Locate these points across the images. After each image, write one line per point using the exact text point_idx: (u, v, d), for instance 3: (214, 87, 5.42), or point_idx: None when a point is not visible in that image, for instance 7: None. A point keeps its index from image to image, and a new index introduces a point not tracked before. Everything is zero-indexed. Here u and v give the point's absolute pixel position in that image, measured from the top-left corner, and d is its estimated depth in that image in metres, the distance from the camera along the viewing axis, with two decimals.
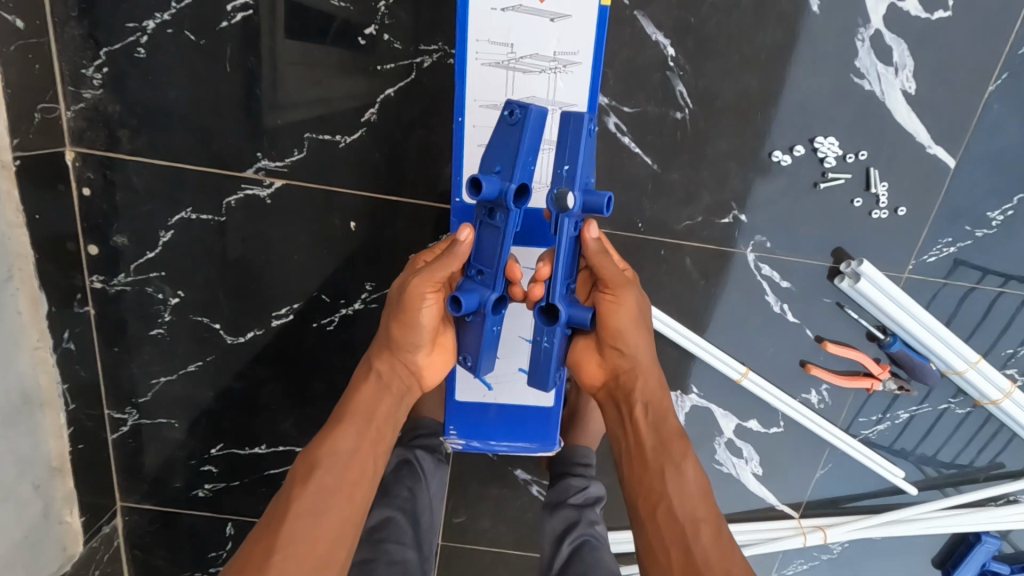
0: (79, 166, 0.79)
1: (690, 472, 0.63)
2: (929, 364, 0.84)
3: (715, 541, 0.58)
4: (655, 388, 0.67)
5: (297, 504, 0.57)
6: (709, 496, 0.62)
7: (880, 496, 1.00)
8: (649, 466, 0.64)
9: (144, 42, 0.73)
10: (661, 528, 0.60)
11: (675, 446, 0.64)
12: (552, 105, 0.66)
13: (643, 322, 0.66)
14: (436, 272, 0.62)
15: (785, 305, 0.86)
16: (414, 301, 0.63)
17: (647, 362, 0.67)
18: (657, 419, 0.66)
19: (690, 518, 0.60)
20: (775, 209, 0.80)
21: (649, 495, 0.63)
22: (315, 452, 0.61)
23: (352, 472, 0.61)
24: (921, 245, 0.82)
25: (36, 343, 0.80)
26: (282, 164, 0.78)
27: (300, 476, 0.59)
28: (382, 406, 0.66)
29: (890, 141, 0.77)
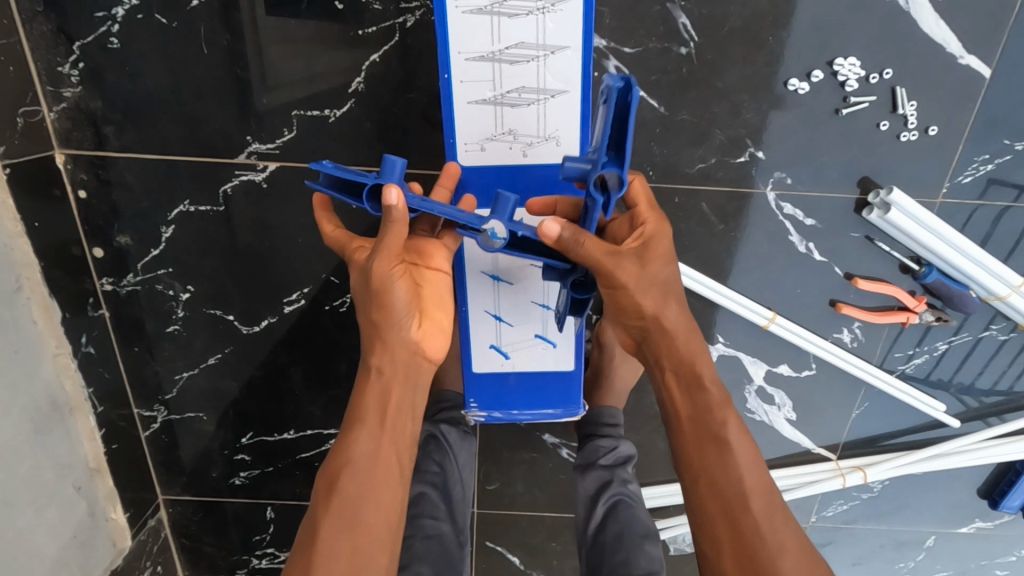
0: (71, 168, 0.77)
1: (735, 440, 0.58)
2: (968, 292, 0.80)
3: (767, 512, 0.56)
4: (688, 352, 0.61)
5: (327, 522, 0.55)
6: (758, 464, 0.59)
7: (920, 431, 0.97)
8: (690, 436, 0.60)
9: (116, 31, 0.70)
10: (702, 498, 0.58)
11: (714, 415, 0.59)
12: (543, 50, 0.61)
13: (658, 285, 0.60)
14: (390, 245, 0.58)
15: (811, 244, 0.81)
16: (374, 279, 0.59)
17: (674, 325, 0.61)
18: (692, 384, 0.61)
19: (737, 490, 0.57)
20: (794, 142, 0.75)
21: (691, 466, 0.59)
22: (331, 467, 0.58)
23: (376, 477, 0.58)
24: (956, 164, 0.76)
25: (56, 350, 0.81)
26: (273, 145, 0.75)
27: (323, 495, 0.57)
28: (391, 400, 0.61)
29: (916, 55, 0.70)
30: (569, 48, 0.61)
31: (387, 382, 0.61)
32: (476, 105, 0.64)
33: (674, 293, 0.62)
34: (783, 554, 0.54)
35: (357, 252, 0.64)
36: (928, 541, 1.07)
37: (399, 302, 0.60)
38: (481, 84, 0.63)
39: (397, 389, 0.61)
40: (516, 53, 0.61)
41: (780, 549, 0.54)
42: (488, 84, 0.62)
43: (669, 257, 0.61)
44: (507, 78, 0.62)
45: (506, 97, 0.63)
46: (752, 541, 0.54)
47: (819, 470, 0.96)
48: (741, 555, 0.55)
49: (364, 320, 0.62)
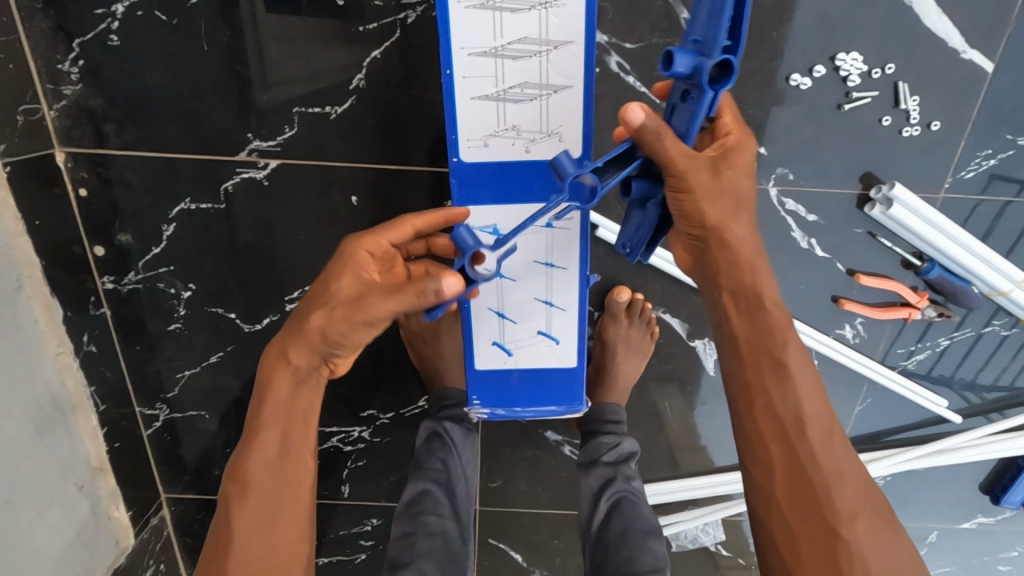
0: (71, 166, 0.77)
1: (795, 367, 0.55)
2: (970, 287, 0.80)
3: (823, 438, 0.54)
4: (751, 271, 0.57)
5: (239, 533, 0.54)
6: (817, 390, 0.56)
7: (923, 427, 0.97)
8: (749, 361, 0.56)
9: (116, 28, 0.70)
10: (759, 424, 0.55)
11: (777, 341, 0.56)
12: (546, 45, 0.61)
13: (733, 198, 0.55)
14: (401, 307, 0.55)
15: (813, 240, 0.81)
16: (370, 314, 0.55)
17: (740, 242, 0.57)
18: (754, 308, 0.57)
19: (795, 416, 0.54)
20: (796, 137, 0.75)
21: (748, 391, 0.56)
22: (242, 467, 0.55)
23: (288, 479, 0.56)
24: (959, 160, 0.76)
25: (58, 349, 0.81)
26: (274, 143, 0.75)
27: (235, 495, 0.55)
28: (303, 400, 0.57)
29: (919, 50, 0.70)
30: (573, 43, 0.61)
31: (300, 383, 0.57)
32: (478, 101, 0.64)
33: (744, 207, 0.57)
34: (838, 479, 0.53)
35: (361, 262, 0.59)
36: (931, 537, 1.07)
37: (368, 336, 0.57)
38: (483, 79, 0.62)
39: (311, 393, 0.58)
40: (518, 49, 0.61)
41: (836, 476, 0.53)
42: (490, 79, 0.62)
43: (749, 167, 0.56)
44: (509, 73, 0.62)
45: (508, 93, 0.63)
46: (807, 467, 0.53)
47: None
48: (793, 478, 0.54)
49: (316, 326, 0.56)
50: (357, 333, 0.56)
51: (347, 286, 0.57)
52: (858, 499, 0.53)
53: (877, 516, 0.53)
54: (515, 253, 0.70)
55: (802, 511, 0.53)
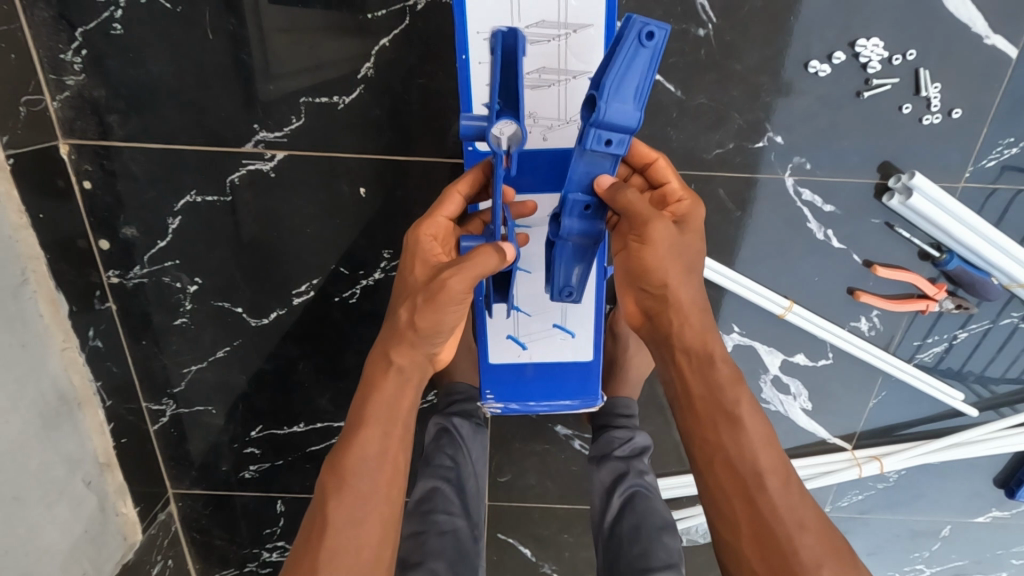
0: (76, 158, 0.76)
1: (747, 419, 0.57)
2: (989, 279, 0.79)
3: (783, 490, 0.55)
4: (700, 328, 0.59)
5: (334, 523, 0.54)
6: (771, 441, 0.57)
7: (937, 420, 0.96)
8: (703, 416, 0.58)
9: (120, 17, 0.69)
10: (718, 478, 0.57)
11: (727, 395, 0.57)
12: (565, 28, 0.60)
13: (680, 261, 0.59)
14: (469, 272, 0.56)
15: (830, 231, 0.80)
16: (438, 294, 0.57)
17: (688, 300, 0.59)
18: (704, 362, 0.58)
19: (752, 469, 0.55)
20: (813, 126, 0.73)
21: (705, 445, 0.58)
22: (339, 460, 0.56)
23: (377, 478, 0.56)
24: (981, 147, 0.74)
25: (64, 344, 0.80)
26: (281, 134, 0.74)
27: (331, 490, 0.55)
28: (404, 402, 0.59)
29: (941, 36, 0.68)
30: (592, 26, 0.60)
31: (405, 383, 0.60)
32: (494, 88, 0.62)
33: (692, 269, 0.60)
34: (802, 530, 0.53)
35: (428, 248, 0.62)
36: (944, 531, 1.06)
37: (449, 323, 0.59)
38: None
39: (410, 392, 0.60)
40: (537, 32, 0.60)
41: (800, 528, 0.53)
42: None
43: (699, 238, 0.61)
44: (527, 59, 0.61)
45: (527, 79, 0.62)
46: (769, 520, 0.54)
47: (835, 460, 0.95)
48: (758, 532, 0.54)
49: (405, 320, 0.59)
50: (442, 318, 0.58)
51: (420, 273, 0.60)
52: (828, 549, 0.53)
53: (845, 562, 0.53)
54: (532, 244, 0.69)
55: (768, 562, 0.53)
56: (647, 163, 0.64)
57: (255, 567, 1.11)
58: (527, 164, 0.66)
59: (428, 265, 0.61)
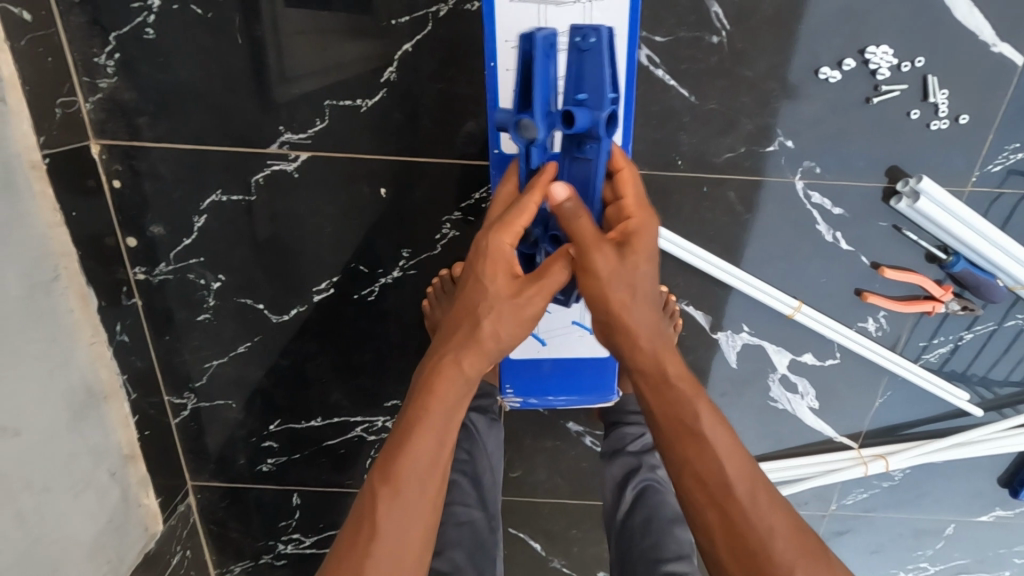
0: (106, 158, 0.78)
1: (710, 434, 0.59)
2: (995, 281, 0.81)
3: (752, 497, 0.57)
4: (654, 350, 0.61)
5: (383, 530, 0.55)
6: (737, 451, 0.59)
7: (941, 420, 0.97)
8: (669, 435, 0.61)
9: (152, 22, 0.71)
10: (691, 491, 0.59)
11: (687, 412, 0.60)
12: None
13: (632, 284, 0.60)
14: (550, 287, 0.60)
15: (838, 233, 0.82)
16: (524, 311, 0.60)
17: (642, 325, 0.61)
18: (662, 382, 0.61)
19: (720, 482, 0.57)
20: (823, 131, 0.75)
21: (675, 463, 0.60)
22: (395, 466, 0.57)
23: (427, 489, 0.57)
24: (987, 153, 0.76)
25: (92, 338, 0.82)
26: (305, 135, 0.76)
27: (381, 498, 0.56)
28: (459, 411, 0.60)
29: (949, 44, 0.70)
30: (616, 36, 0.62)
31: (465, 393, 0.60)
32: None
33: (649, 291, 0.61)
34: (773, 537, 0.55)
35: (501, 257, 0.60)
36: (948, 530, 1.08)
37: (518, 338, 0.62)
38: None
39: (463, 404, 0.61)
40: None
41: (771, 534, 0.55)
42: None
43: (650, 249, 0.61)
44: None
45: None
46: (741, 528, 0.55)
47: (840, 458, 0.97)
48: (734, 541, 0.55)
49: (482, 330, 0.60)
50: (515, 332, 0.60)
51: (502, 282, 0.60)
52: (797, 552, 0.54)
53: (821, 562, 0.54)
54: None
55: (746, 572, 0.54)
56: (615, 171, 0.63)
57: (270, 559, 1.13)
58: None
59: (506, 273, 0.61)
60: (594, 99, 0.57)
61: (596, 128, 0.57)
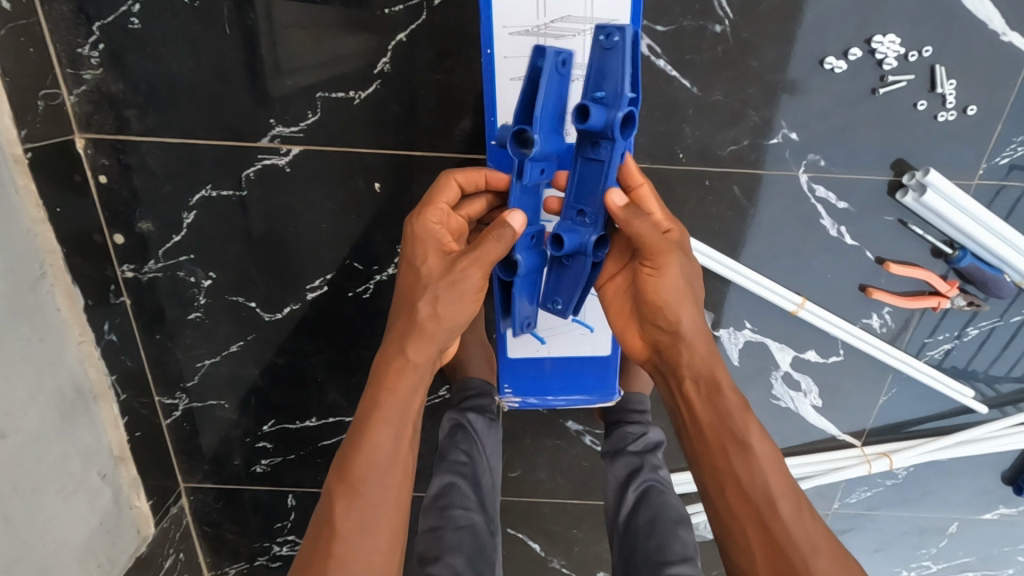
0: (92, 153, 0.76)
1: (757, 445, 0.57)
2: (1002, 276, 0.79)
3: (794, 511, 0.55)
4: (708, 358, 0.60)
5: (344, 533, 0.53)
6: (779, 465, 0.58)
7: (946, 417, 0.96)
8: (711, 444, 0.58)
9: (138, 11, 0.69)
10: (733, 505, 0.56)
11: (736, 420, 0.58)
12: (590, 23, 0.62)
13: (684, 291, 0.61)
14: (484, 253, 0.59)
15: (842, 228, 0.80)
16: (460, 282, 0.59)
17: (696, 333, 0.60)
18: (711, 390, 0.59)
19: (765, 497, 0.56)
20: (829, 122, 0.73)
21: (715, 473, 0.58)
22: (353, 459, 0.56)
23: (387, 482, 0.56)
24: (994, 144, 0.74)
25: (80, 338, 0.80)
26: (297, 128, 0.74)
27: (340, 492, 0.55)
28: (415, 401, 0.60)
29: (958, 33, 0.68)
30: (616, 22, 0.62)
31: (419, 382, 0.60)
32: (519, 83, 0.64)
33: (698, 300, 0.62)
34: (817, 554, 0.53)
35: (436, 236, 0.64)
36: (951, 528, 1.07)
37: (465, 317, 0.61)
38: (526, 58, 0.63)
39: (420, 395, 0.60)
40: (562, 27, 0.62)
41: (814, 550, 0.53)
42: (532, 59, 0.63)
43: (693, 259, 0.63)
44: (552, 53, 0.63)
45: None
46: (784, 545, 0.53)
47: (844, 456, 0.95)
48: (775, 559, 0.54)
49: (421, 310, 0.60)
50: (457, 309, 0.60)
51: (433, 261, 0.62)
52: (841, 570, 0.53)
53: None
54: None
55: None
56: (632, 185, 0.64)
57: (266, 561, 1.11)
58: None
59: (439, 252, 0.63)
60: (612, 98, 0.54)
61: (612, 128, 0.54)
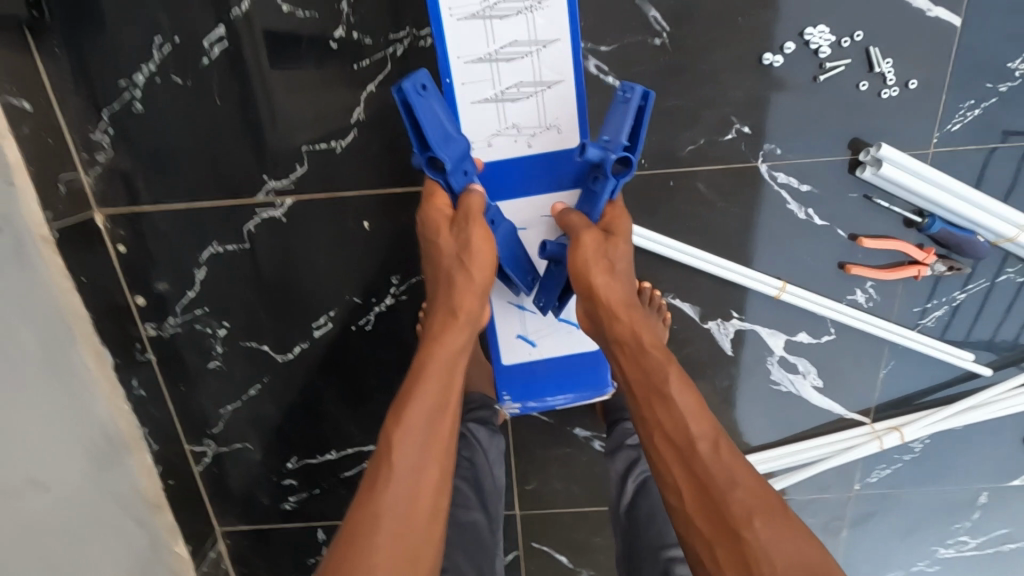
0: (110, 226, 0.84)
1: (679, 396, 0.65)
2: (975, 238, 0.81)
3: (716, 452, 0.61)
4: (628, 321, 0.69)
5: (398, 469, 0.59)
6: (705, 413, 0.64)
7: (953, 385, 0.96)
8: (643, 400, 0.67)
9: (138, 96, 0.78)
10: (663, 453, 0.64)
11: (659, 380, 0.66)
12: (535, 44, 0.69)
13: (612, 267, 0.70)
14: (476, 211, 0.70)
15: (810, 210, 0.83)
16: (469, 240, 0.69)
17: (618, 300, 0.70)
18: (637, 353, 0.68)
19: (688, 441, 0.62)
20: (780, 113, 0.77)
21: (647, 426, 0.66)
22: (402, 399, 0.64)
23: (435, 417, 0.64)
24: (943, 113, 0.77)
25: (110, 394, 0.87)
26: (287, 181, 0.81)
27: (393, 427, 0.62)
28: (458, 354, 0.69)
29: (887, 14, 0.73)
30: (559, 40, 0.69)
31: (459, 336, 0.69)
32: (475, 105, 0.72)
33: (622, 273, 0.71)
34: (734, 486, 0.59)
35: (435, 218, 0.71)
36: (981, 499, 1.05)
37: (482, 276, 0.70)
38: (482, 84, 0.71)
39: (462, 347, 0.69)
40: (511, 51, 0.70)
41: (739, 487, 0.58)
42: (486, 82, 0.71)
43: (626, 234, 0.72)
44: (505, 75, 0.71)
45: (506, 92, 0.72)
46: (710, 482, 0.59)
47: (855, 435, 0.96)
48: (702, 499, 0.59)
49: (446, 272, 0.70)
50: (473, 263, 0.70)
51: (443, 234, 0.70)
52: (760, 501, 0.58)
53: (779, 520, 0.57)
54: (530, 244, 0.79)
55: (716, 528, 0.57)
56: None
57: None
58: (513, 171, 0.76)
59: (444, 228, 0.71)
60: (611, 141, 0.68)
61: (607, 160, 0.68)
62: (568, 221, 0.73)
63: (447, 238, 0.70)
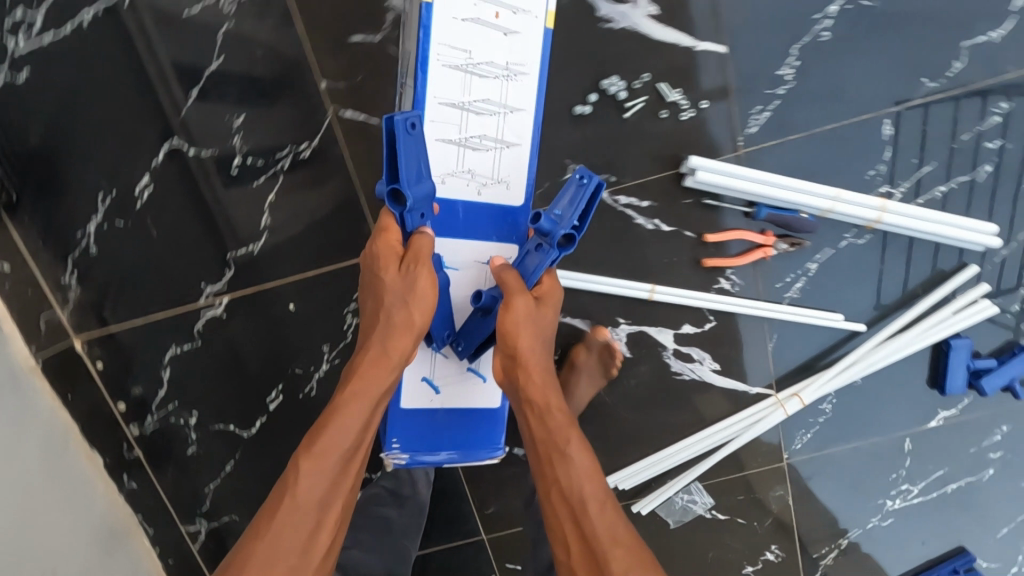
0: (87, 349, 1.03)
1: (574, 456, 0.77)
2: (799, 215, 0.98)
3: (600, 511, 0.74)
4: (540, 385, 0.83)
5: (303, 492, 0.69)
6: (596, 475, 0.77)
7: (840, 346, 1.07)
8: (543, 453, 0.80)
9: (91, 242, 0.99)
10: (556, 506, 0.76)
11: (560, 438, 0.79)
12: (505, 106, 0.91)
13: (534, 327, 0.84)
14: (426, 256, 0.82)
15: (656, 221, 1.01)
16: (415, 281, 0.81)
17: (533, 364, 0.84)
18: (543, 414, 0.81)
19: (579, 499, 0.75)
20: (600, 149, 0.99)
21: (547, 480, 0.78)
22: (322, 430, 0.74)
23: (352, 450, 0.74)
24: (740, 119, 1.00)
25: (105, 488, 1.03)
26: (220, 284, 1.01)
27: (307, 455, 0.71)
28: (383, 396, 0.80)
29: (657, 57, 0.98)
30: (523, 109, 0.92)
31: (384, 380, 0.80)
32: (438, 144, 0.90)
33: (540, 337, 0.85)
34: (613, 545, 0.70)
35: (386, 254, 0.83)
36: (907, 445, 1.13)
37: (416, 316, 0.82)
38: (449, 125, 0.90)
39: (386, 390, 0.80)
40: (481, 107, 0.90)
41: (611, 544, 0.71)
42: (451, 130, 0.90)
43: (556, 305, 0.88)
44: (471, 126, 0.91)
45: (471, 141, 0.91)
46: (590, 539, 0.71)
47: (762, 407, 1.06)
48: (585, 554, 0.71)
49: (387, 316, 0.82)
50: (413, 304, 0.82)
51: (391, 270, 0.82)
52: (634, 559, 0.69)
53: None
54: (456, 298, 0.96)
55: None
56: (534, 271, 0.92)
57: None
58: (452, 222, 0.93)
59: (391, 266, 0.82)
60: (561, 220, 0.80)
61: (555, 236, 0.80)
62: (505, 278, 0.86)
63: (396, 276, 0.82)
